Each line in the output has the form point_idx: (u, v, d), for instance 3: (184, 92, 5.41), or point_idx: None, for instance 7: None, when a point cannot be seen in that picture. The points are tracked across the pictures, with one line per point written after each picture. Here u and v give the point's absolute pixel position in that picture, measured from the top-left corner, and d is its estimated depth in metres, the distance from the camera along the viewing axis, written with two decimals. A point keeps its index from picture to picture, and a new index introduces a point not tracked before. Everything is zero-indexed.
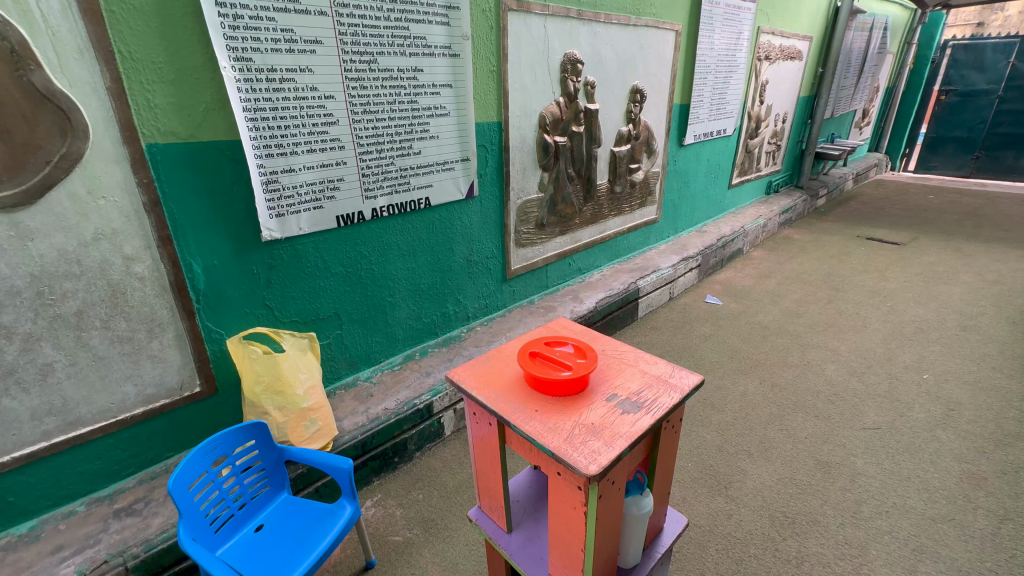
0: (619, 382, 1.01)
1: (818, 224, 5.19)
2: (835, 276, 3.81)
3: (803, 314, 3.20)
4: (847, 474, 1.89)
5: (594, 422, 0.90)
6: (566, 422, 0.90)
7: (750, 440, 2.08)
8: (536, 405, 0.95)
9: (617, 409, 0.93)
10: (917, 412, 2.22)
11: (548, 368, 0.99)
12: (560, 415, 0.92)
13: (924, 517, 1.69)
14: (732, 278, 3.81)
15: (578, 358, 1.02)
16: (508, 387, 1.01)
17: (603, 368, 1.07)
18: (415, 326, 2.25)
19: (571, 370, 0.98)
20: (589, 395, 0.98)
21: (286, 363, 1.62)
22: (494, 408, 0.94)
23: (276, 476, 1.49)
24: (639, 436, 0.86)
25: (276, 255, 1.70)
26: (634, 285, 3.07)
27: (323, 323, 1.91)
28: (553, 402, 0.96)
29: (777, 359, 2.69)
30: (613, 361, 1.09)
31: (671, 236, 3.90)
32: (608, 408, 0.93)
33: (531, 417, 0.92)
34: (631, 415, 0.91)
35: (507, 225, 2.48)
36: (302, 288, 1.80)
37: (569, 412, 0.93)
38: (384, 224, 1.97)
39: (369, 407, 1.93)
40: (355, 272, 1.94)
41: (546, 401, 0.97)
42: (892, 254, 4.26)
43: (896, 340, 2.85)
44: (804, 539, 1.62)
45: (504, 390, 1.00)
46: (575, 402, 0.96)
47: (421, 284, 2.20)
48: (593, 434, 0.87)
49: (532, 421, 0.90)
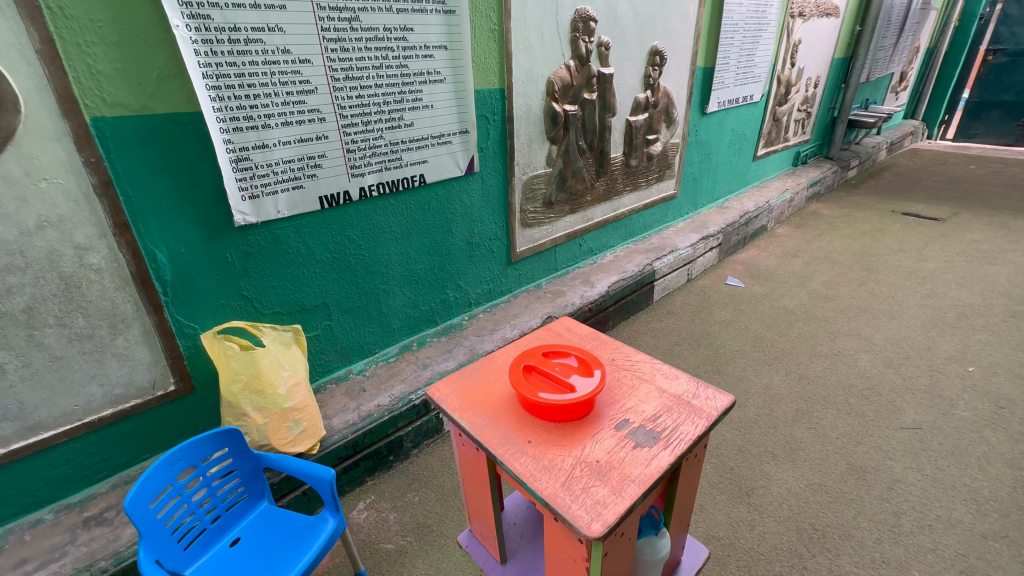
0: (632, 404, 0.84)
1: (848, 198, 4.86)
2: (868, 256, 3.54)
3: (833, 298, 2.97)
4: (884, 481, 1.71)
5: (599, 458, 0.73)
6: (565, 459, 0.73)
7: (775, 440, 1.91)
8: (529, 434, 0.79)
9: (629, 441, 0.77)
10: (962, 410, 2.02)
11: (546, 388, 0.82)
12: (559, 449, 0.75)
13: (973, 533, 1.51)
14: (755, 258, 3.56)
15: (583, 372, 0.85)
16: (497, 408, 0.85)
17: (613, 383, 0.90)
18: (412, 314, 2.10)
19: (572, 392, 0.81)
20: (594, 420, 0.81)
21: (266, 360, 1.49)
22: (478, 438, 0.78)
23: (255, 484, 1.37)
24: (655, 480, 0.69)
25: (251, 241, 1.54)
26: (649, 266, 2.86)
27: (310, 313, 1.76)
28: (551, 430, 0.79)
29: (804, 348, 2.48)
30: (624, 376, 0.92)
31: (690, 213, 3.65)
32: (617, 441, 0.76)
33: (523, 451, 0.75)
34: (646, 451, 0.74)
35: (511, 203, 2.28)
36: (284, 277, 1.65)
37: (570, 444, 0.77)
38: (374, 203, 1.79)
39: (361, 403, 1.79)
40: (344, 258, 1.78)
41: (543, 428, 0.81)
42: (930, 231, 3.94)
43: (936, 327, 2.61)
44: (836, 556, 1.47)
45: (493, 412, 0.84)
46: (577, 431, 0.79)
47: (418, 269, 2.04)
48: (597, 476, 0.70)
49: (522, 457, 0.74)
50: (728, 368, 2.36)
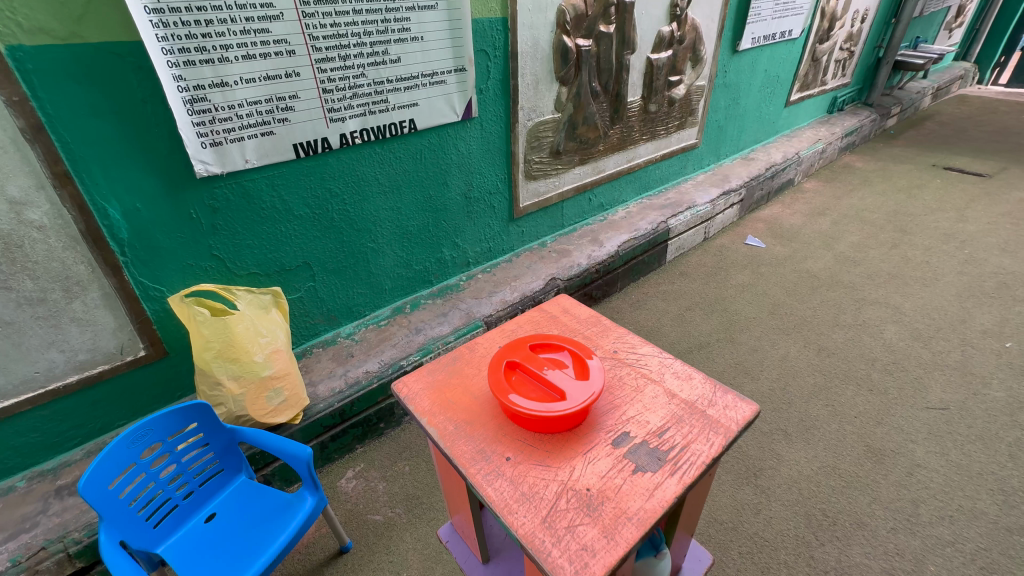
0: (623, 421, 0.79)
1: (885, 150, 4.49)
2: (902, 215, 3.27)
3: (861, 262, 2.76)
4: (904, 465, 1.60)
5: (590, 490, 0.69)
6: (550, 490, 0.69)
7: (789, 417, 1.80)
8: (508, 451, 0.76)
9: (625, 469, 0.72)
10: (995, 390, 1.87)
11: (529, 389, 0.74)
12: (541, 475, 0.71)
13: (997, 527, 1.41)
14: (778, 216, 3.32)
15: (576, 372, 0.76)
16: (474, 416, 0.82)
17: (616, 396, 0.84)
18: (404, 275, 1.95)
19: (561, 399, 0.71)
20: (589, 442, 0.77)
21: (240, 326, 1.37)
22: (450, 454, 0.76)
23: (230, 458, 1.30)
24: (652, 523, 0.65)
25: (218, 195, 1.38)
26: (664, 224, 2.65)
27: (291, 274, 1.63)
28: (532, 449, 0.75)
29: (826, 317, 2.32)
30: (617, 384, 0.86)
31: (712, 165, 3.37)
32: (609, 470, 0.72)
33: (503, 475, 0.72)
34: (644, 485, 0.69)
35: (514, 153, 2.06)
36: (258, 235, 1.50)
37: (557, 470, 0.73)
38: (359, 152, 1.60)
39: (348, 370, 1.70)
40: (326, 215, 1.62)
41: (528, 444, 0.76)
42: (974, 188, 3.62)
43: (972, 297, 2.42)
44: (846, 546, 1.38)
45: (468, 419, 0.81)
46: (562, 453, 0.75)
47: (410, 226, 1.87)
48: (585, 514, 0.66)
49: (499, 483, 0.71)
50: (742, 337, 2.22)
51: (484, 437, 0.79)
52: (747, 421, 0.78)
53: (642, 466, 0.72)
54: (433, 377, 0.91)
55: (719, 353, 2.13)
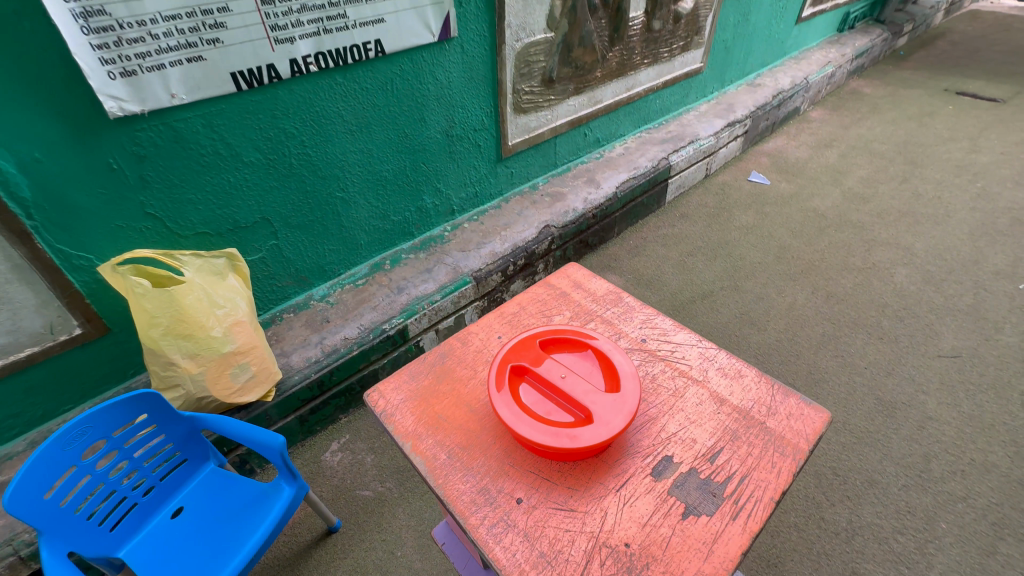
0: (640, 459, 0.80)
1: (895, 73, 4.19)
2: (912, 146, 3.08)
3: (870, 199, 2.60)
4: (915, 418, 1.54)
5: (631, 550, 0.69)
6: (580, 549, 0.69)
7: (797, 370, 1.71)
8: (518, 492, 0.76)
9: (671, 515, 0.72)
10: (1008, 335, 1.80)
11: (551, 411, 0.80)
12: (564, 532, 0.71)
13: (1009, 480, 1.38)
14: (783, 149, 3.09)
15: (593, 373, 0.85)
16: (471, 447, 0.83)
17: (662, 411, 0.87)
18: (381, 227, 1.74)
19: (578, 424, 0.77)
20: (632, 483, 0.77)
21: (190, 298, 1.17)
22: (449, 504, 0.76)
23: (193, 447, 1.16)
24: None
25: (142, 140, 1.12)
26: (665, 161, 2.42)
27: (248, 232, 1.40)
28: (544, 493, 0.76)
29: (834, 261, 2.19)
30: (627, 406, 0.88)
31: (715, 93, 3.08)
32: (641, 526, 0.71)
33: (515, 526, 0.73)
34: (698, 540, 0.70)
35: (501, 82, 1.78)
36: (201, 188, 1.26)
37: (582, 519, 0.72)
38: (316, 83, 1.33)
39: (324, 337, 1.53)
40: (283, 159, 1.37)
41: (544, 479, 0.78)
42: (987, 115, 3.42)
43: (985, 236, 2.30)
44: (858, 506, 1.34)
45: (463, 451, 0.83)
46: (578, 499, 0.75)
47: (384, 172, 1.63)
48: None
49: (511, 539, 0.71)
50: (748, 284, 2.09)
51: (484, 469, 0.80)
52: (817, 435, 0.83)
53: (694, 509, 0.73)
54: (414, 382, 0.95)
55: (724, 302, 2.00)
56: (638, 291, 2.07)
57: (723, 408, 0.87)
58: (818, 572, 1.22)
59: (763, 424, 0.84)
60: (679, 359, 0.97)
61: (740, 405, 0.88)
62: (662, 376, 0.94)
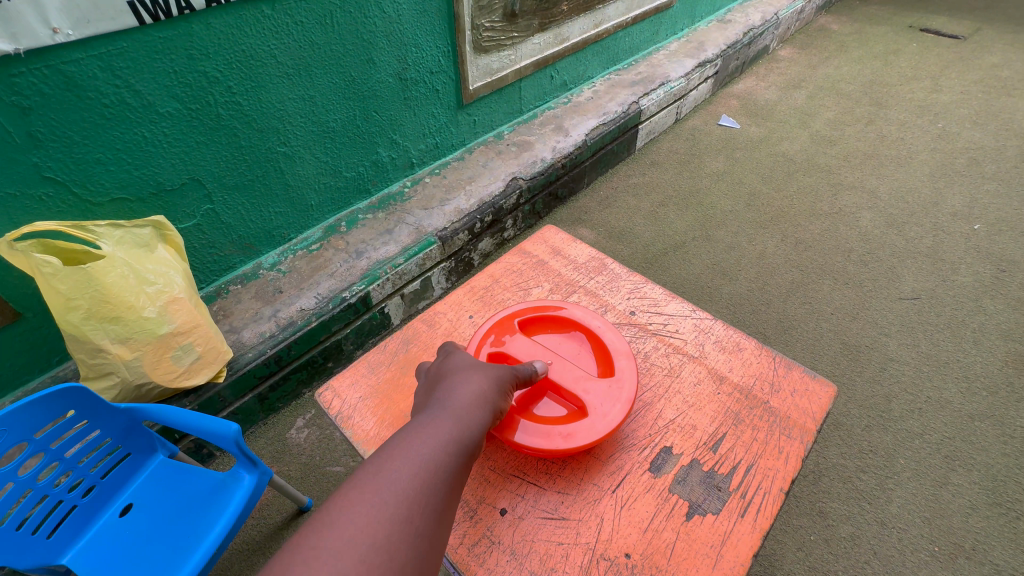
0: (630, 458, 0.79)
1: (862, 8, 4.09)
2: (877, 85, 3.05)
3: (837, 142, 2.58)
4: (878, 360, 1.59)
5: (632, 561, 0.69)
6: (577, 564, 0.68)
7: (767, 319, 1.72)
8: (504, 502, 0.75)
9: (674, 517, 0.73)
10: (963, 275, 1.86)
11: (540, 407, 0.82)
12: (561, 545, 0.70)
13: (960, 415, 1.45)
14: (752, 90, 3.01)
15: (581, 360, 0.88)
16: None
17: (658, 395, 0.87)
18: (333, 186, 1.58)
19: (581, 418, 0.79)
20: (630, 483, 0.76)
21: (113, 276, 1.02)
22: None
23: (136, 439, 1.05)
24: None
25: (21, 86, 0.93)
26: (636, 105, 2.30)
27: (177, 195, 1.23)
28: (534, 503, 0.75)
29: (802, 207, 2.18)
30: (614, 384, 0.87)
31: (685, 30, 2.92)
32: (642, 534, 0.71)
33: (499, 542, 0.71)
34: (705, 544, 0.70)
35: (458, 16, 1.59)
36: (111, 145, 1.07)
37: (577, 530, 0.71)
38: (238, 15, 1.13)
39: (278, 309, 1.40)
40: (208, 109, 1.18)
41: (530, 484, 0.77)
42: (948, 53, 3.41)
43: (944, 177, 2.33)
44: (824, 448, 1.39)
45: None
46: (571, 507, 0.74)
47: (332, 123, 1.45)
48: None
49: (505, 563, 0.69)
50: (719, 233, 2.06)
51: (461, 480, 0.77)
52: (823, 413, 0.85)
53: (698, 507, 0.74)
54: (372, 377, 0.92)
55: (696, 253, 1.97)
56: (610, 244, 2.01)
57: (723, 388, 0.88)
58: (788, 513, 1.27)
59: (767, 404, 0.85)
60: (672, 334, 0.97)
61: (741, 382, 0.89)
62: (657, 355, 0.94)
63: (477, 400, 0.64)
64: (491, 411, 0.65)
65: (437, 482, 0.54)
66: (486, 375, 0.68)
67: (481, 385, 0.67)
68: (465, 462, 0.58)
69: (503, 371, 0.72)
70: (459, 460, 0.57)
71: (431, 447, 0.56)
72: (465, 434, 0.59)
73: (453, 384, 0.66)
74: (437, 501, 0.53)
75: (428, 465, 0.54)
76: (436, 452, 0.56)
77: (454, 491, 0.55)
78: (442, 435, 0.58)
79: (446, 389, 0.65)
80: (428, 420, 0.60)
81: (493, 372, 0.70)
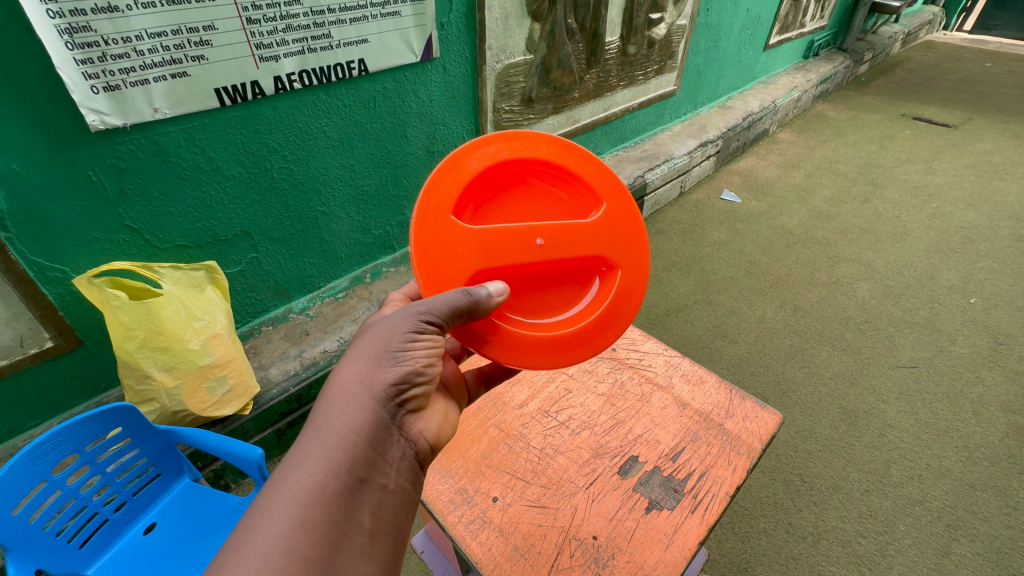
0: (603, 463, 0.96)
1: (857, 98, 4.41)
2: (873, 167, 3.25)
3: (834, 217, 2.73)
4: (877, 426, 1.62)
5: (598, 542, 0.85)
6: (552, 541, 0.85)
7: (767, 381, 1.78)
8: (494, 489, 0.92)
9: (636, 510, 0.89)
10: (961, 346, 1.91)
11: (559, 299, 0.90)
12: (541, 529, 0.86)
13: (961, 483, 1.45)
14: (753, 168, 3.23)
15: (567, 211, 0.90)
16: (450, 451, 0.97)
17: (630, 415, 1.05)
18: (362, 241, 1.76)
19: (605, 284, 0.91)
20: (601, 481, 0.93)
21: (168, 310, 1.16)
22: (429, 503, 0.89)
23: (168, 461, 1.14)
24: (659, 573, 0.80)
25: (121, 151, 1.13)
26: (641, 178, 2.50)
27: (228, 245, 1.41)
28: (521, 491, 0.91)
29: (801, 276, 2.29)
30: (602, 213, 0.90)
31: (688, 114, 3.19)
32: (607, 521, 0.87)
33: (491, 522, 0.87)
34: (660, 531, 0.85)
35: (482, 101, 1.83)
36: (181, 200, 1.26)
37: (554, 516, 0.88)
38: (300, 100, 1.35)
39: (303, 350, 1.54)
40: (265, 173, 1.38)
41: (518, 479, 0.93)
42: (941, 139, 3.64)
43: (940, 253, 2.43)
44: (823, 511, 1.39)
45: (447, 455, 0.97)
46: (550, 497, 0.91)
47: (366, 186, 1.65)
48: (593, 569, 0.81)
49: (489, 536, 0.85)
50: (720, 298, 2.16)
51: (462, 471, 0.94)
52: (769, 435, 1.01)
53: (657, 504, 0.90)
54: None
55: (697, 315, 2.07)
56: None
57: (685, 412, 1.06)
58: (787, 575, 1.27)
59: (721, 426, 1.02)
60: (646, 367, 1.16)
61: (701, 408, 1.07)
62: (632, 384, 1.12)
63: (353, 402, 0.64)
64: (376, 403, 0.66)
65: (326, 510, 0.55)
66: (370, 361, 0.68)
67: (356, 378, 0.66)
68: (350, 482, 0.59)
69: (392, 337, 0.69)
70: (346, 477, 0.59)
71: (308, 476, 0.57)
72: (353, 441, 0.62)
73: (333, 382, 0.66)
74: (329, 527, 0.55)
75: (302, 504, 0.55)
76: (315, 480, 0.57)
77: (346, 517, 0.57)
78: (325, 454, 0.59)
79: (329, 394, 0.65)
80: (307, 443, 0.60)
81: (377, 352, 0.69)
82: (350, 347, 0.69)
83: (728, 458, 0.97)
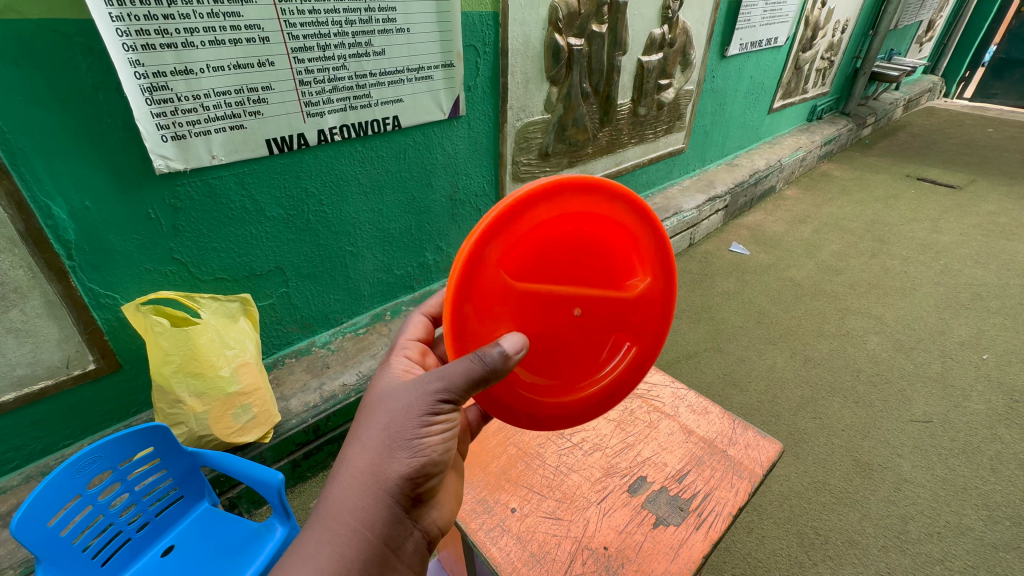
0: (613, 480, 0.99)
1: (862, 159, 4.56)
2: (880, 225, 3.32)
3: (842, 272, 2.78)
4: (892, 480, 1.59)
5: (609, 552, 0.86)
6: (565, 550, 0.87)
7: (778, 430, 1.78)
8: (513, 500, 0.95)
9: (644, 524, 0.91)
10: (975, 403, 1.89)
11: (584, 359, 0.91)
12: (555, 537, 0.88)
13: (983, 543, 1.42)
14: (760, 222, 3.33)
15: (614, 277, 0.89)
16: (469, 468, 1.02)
17: (639, 439, 1.08)
18: (386, 280, 1.86)
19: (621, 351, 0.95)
20: (612, 497, 0.96)
21: (205, 337, 1.24)
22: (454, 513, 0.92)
23: (191, 484, 1.18)
24: None
25: (180, 192, 1.25)
26: None
27: (262, 279, 1.50)
28: (536, 500, 0.95)
29: (811, 327, 2.32)
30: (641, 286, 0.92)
31: (697, 170, 3.33)
32: (615, 532, 0.89)
33: (509, 530, 0.90)
34: (666, 546, 0.87)
35: (502, 154, 1.97)
36: (225, 236, 1.37)
37: (568, 526, 0.90)
38: (338, 149, 1.49)
39: (323, 382, 1.60)
40: (302, 215, 1.50)
41: (534, 492, 0.97)
42: (946, 200, 3.72)
43: (950, 308, 2.46)
44: (838, 566, 1.36)
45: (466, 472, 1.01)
46: (564, 509, 0.93)
47: (391, 229, 1.76)
48: None
49: (506, 543, 0.88)
50: (729, 347, 2.19)
51: (481, 483, 0.98)
52: (770, 462, 1.03)
53: (664, 520, 0.92)
54: None
55: (708, 362, 2.10)
56: None
57: (690, 438, 1.08)
58: None
59: (725, 452, 1.05)
60: (654, 398, 1.19)
61: (705, 435, 1.09)
62: (641, 411, 1.15)
63: (364, 495, 0.66)
64: (383, 497, 0.67)
65: None
66: (382, 450, 0.68)
67: (368, 469, 0.67)
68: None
69: (406, 423, 0.69)
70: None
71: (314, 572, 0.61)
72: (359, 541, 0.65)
73: (344, 467, 0.68)
74: None
75: None
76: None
77: None
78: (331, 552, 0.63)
79: (340, 481, 0.67)
80: (314, 535, 0.64)
81: (389, 439, 0.68)
82: (366, 427, 0.69)
83: (732, 481, 0.99)
